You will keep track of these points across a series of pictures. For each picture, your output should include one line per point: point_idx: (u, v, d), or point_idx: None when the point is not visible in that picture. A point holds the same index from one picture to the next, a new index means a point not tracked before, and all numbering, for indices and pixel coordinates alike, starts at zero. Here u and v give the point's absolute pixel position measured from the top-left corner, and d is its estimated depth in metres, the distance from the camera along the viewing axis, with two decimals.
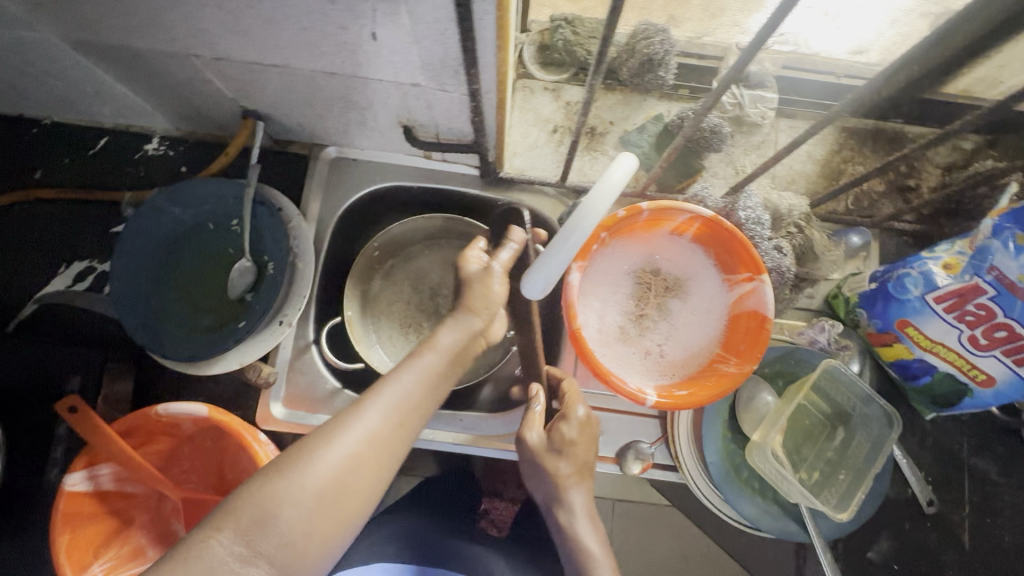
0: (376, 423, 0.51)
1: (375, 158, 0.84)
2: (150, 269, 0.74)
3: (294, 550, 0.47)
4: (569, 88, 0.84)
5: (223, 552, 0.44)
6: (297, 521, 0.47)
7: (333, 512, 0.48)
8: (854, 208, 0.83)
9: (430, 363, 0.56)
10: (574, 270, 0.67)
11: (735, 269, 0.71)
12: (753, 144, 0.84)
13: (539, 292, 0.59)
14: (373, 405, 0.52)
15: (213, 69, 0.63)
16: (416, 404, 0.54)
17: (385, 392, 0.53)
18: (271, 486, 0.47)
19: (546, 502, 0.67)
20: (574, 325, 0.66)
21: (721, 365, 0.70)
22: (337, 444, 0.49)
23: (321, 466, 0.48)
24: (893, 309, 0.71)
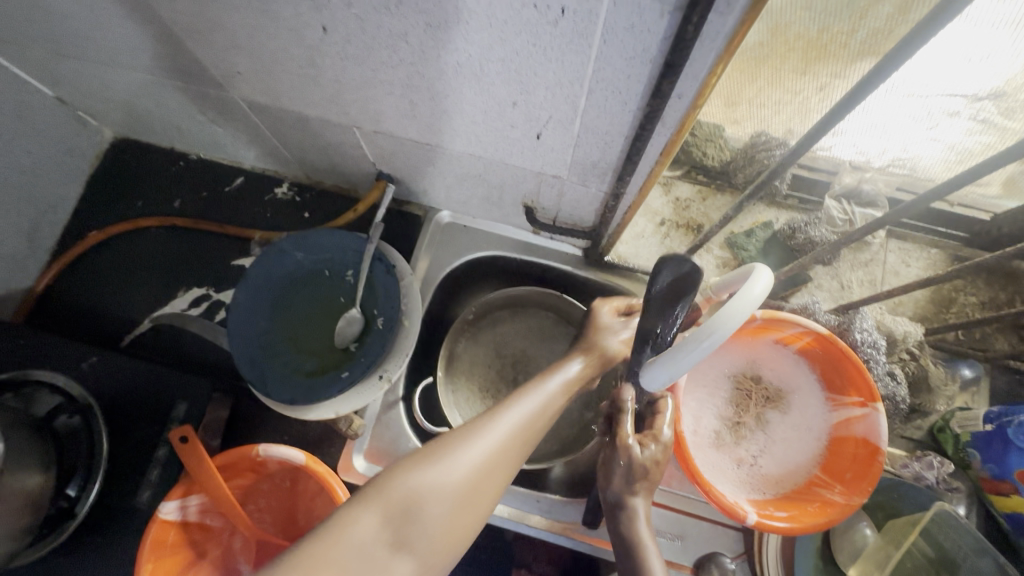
0: (505, 437, 0.54)
1: (484, 227, 0.87)
2: (268, 306, 0.78)
3: (434, 545, 0.46)
4: (680, 184, 0.86)
5: (371, 538, 0.44)
6: (441, 518, 0.47)
7: (466, 512, 0.49)
8: (965, 340, 0.80)
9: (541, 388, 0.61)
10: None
11: (844, 391, 0.69)
12: (861, 261, 0.83)
13: (659, 383, 0.59)
14: (502, 419, 0.55)
15: (369, 139, 0.68)
16: (536, 427, 0.57)
17: (511, 408, 0.57)
18: (418, 476, 0.48)
19: (609, 506, 0.64)
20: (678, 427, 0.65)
21: (823, 490, 0.67)
22: (470, 448, 0.51)
23: (459, 468, 0.50)
24: (1013, 456, 0.67)
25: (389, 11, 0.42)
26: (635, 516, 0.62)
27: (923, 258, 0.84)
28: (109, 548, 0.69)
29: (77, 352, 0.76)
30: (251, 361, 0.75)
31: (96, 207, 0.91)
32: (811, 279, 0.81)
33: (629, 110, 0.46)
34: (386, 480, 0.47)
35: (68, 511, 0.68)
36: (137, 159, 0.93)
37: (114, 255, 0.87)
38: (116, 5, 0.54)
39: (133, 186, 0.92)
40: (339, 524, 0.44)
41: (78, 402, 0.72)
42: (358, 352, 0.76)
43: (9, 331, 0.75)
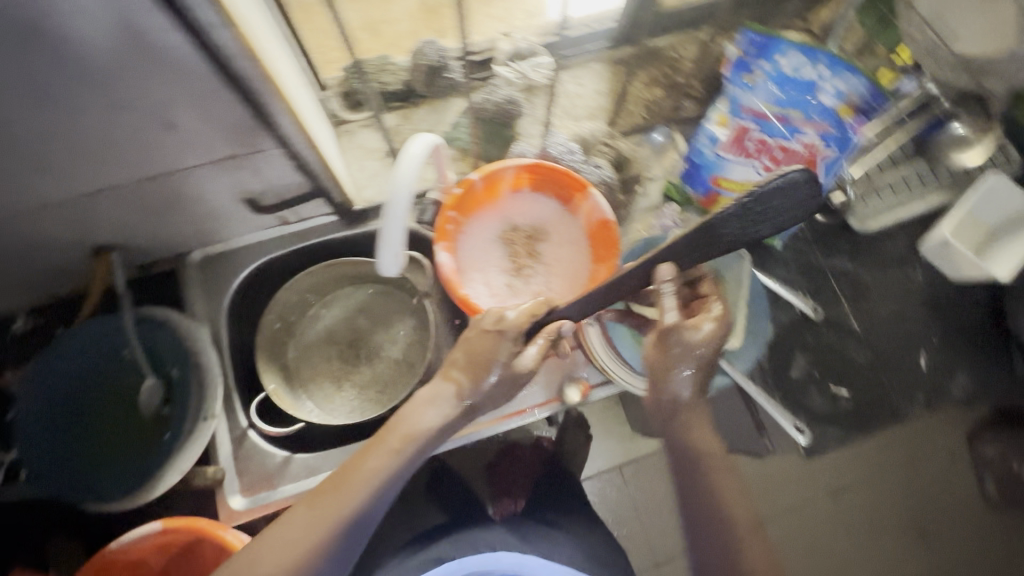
0: (318, 532, 0.58)
1: (240, 243, 0.89)
2: (61, 426, 0.75)
3: None
4: (383, 117, 0.95)
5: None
6: None
7: None
8: (648, 115, 0.98)
9: (376, 459, 0.62)
10: (441, 252, 0.77)
11: (571, 197, 0.83)
12: (550, 101, 0.98)
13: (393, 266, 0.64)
14: (319, 521, 0.59)
15: (44, 216, 0.67)
16: (360, 504, 0.60)
17: (335, 498, 0.60)
18: None
19: (662, 412, 0.67)
20: (459, 293, 0.74)
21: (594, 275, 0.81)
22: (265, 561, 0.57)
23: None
24: (704, 173, 0.85)
25: None
26: (693, 403, 0.66)
27: (590, 74, 1.00)
28: None
29: None
30: (72, 483, 0.72)
31: None
32: (520, 132, 0.94)
33: (200, 59, 0.51)
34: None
35: None
36: None
37: None
38: None
39: None
40: None
41: None
42: (172, 411, 0.75)
43: None
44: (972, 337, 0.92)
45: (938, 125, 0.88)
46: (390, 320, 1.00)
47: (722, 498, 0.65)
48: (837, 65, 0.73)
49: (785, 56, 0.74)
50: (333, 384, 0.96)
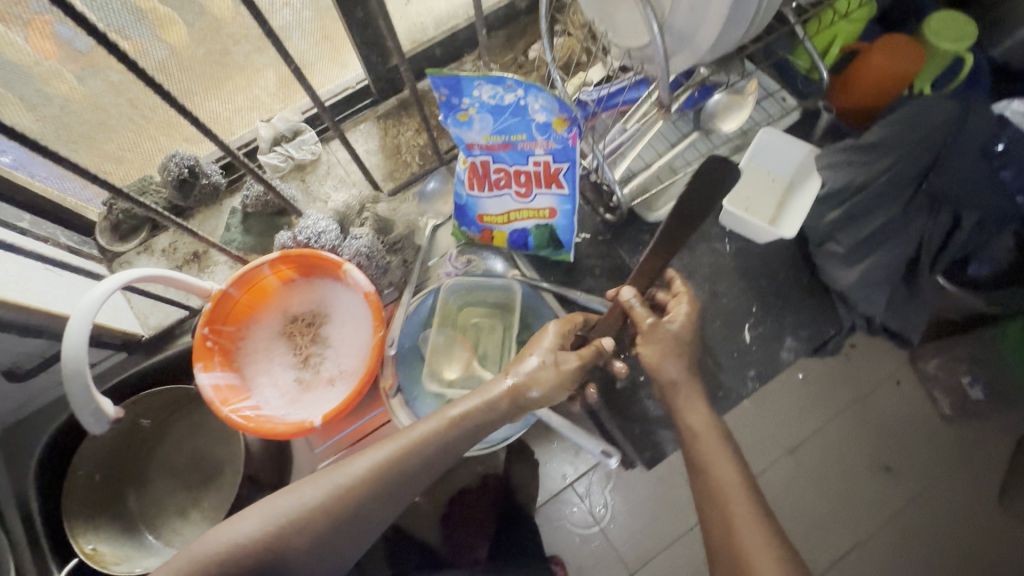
0: (349, 482, 0.59)
1: (34, 407, 0.86)
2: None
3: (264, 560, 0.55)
4: (158, 238, 0.93)
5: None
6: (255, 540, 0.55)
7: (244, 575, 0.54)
8: (424, 162, 0.97)
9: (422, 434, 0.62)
10: (202, 372, 0.74)
11: (336, 273, 0.80)
12: (324, 174, 0.97)
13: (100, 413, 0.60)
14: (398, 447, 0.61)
15: None
16: (402, 476, 0.60)
17: (424, 430, 0.62)
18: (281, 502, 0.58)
19: (665, 390, 0.67)
20: (224, 411, 0.72)
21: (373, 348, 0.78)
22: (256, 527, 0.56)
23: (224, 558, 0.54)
24: (468, 211, 0.84)
25: None
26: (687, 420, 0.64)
27: (360, 136, 0.99)
28: None
29: None
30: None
31: None
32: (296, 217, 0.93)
33: None
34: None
35: None
36: None
37: None
38: None
39: None
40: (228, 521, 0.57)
41: None
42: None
43: None
44: (797, 301, 0.89)
45: (706, 91, 0.88)
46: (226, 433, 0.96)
47: (731, 486, 0.57)
48: (529, 86, 0.68)
49: (477, 90, 0.70)
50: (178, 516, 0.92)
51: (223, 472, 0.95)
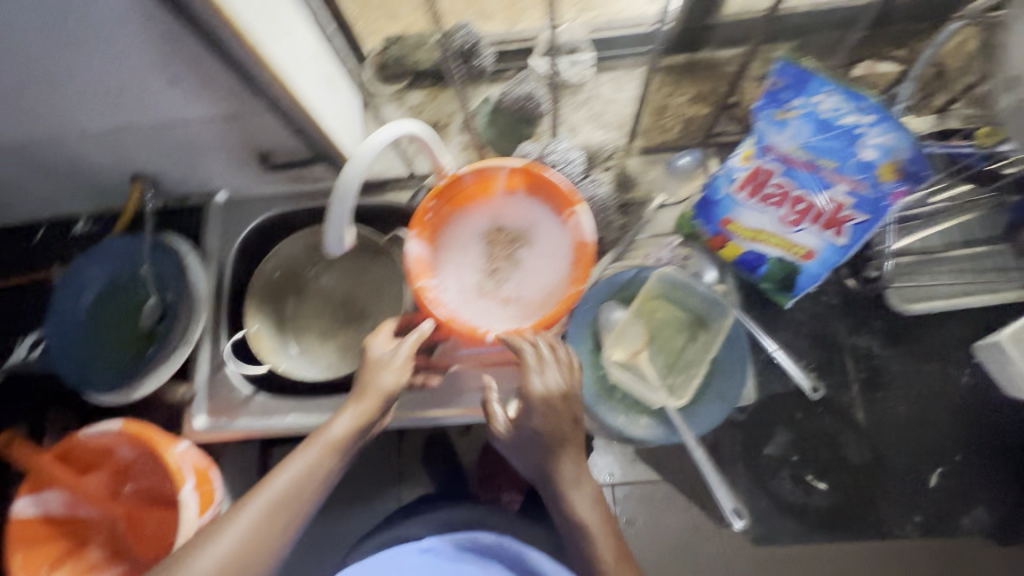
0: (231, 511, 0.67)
1: (258, 192, 0.96)
2: (75, 311, 0.87)
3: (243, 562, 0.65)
4: (411, 94, 0.96)
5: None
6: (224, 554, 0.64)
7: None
8: (683, 135, 0.90)
9: (314, 464, 0.70)
10: (410, 241, 0.78)
11: (561, 209, 0.79)
12: (581, 102, 0.93)
13: (344, 242, 0.64)
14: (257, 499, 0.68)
15: (85, 142, 0.77)
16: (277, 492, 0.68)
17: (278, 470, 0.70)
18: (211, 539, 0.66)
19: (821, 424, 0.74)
20: (415, 283, 0.76)
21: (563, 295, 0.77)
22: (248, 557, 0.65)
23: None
24: (717, 210, 0.75)
25: None
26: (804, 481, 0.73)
27: (632, 80, 0.93)
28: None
29: None
30: (81, 371, 0.84)
31: None
32: (537, 132, 0.90)
33: (186, 28, 0.56)
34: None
35: None
36: None
37: None
38: None
39: None
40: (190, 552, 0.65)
41: None
42: (164, 331, 0.84)
43: None
44: (1005, 475, 0.76)
45: None
46: (383, 293, 1.04)
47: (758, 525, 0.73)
48: (880, 118, 0.64)
49: (820, 97, 0.66)
50: (319, 338, 1.02)
51: (365, 322, 1.02)
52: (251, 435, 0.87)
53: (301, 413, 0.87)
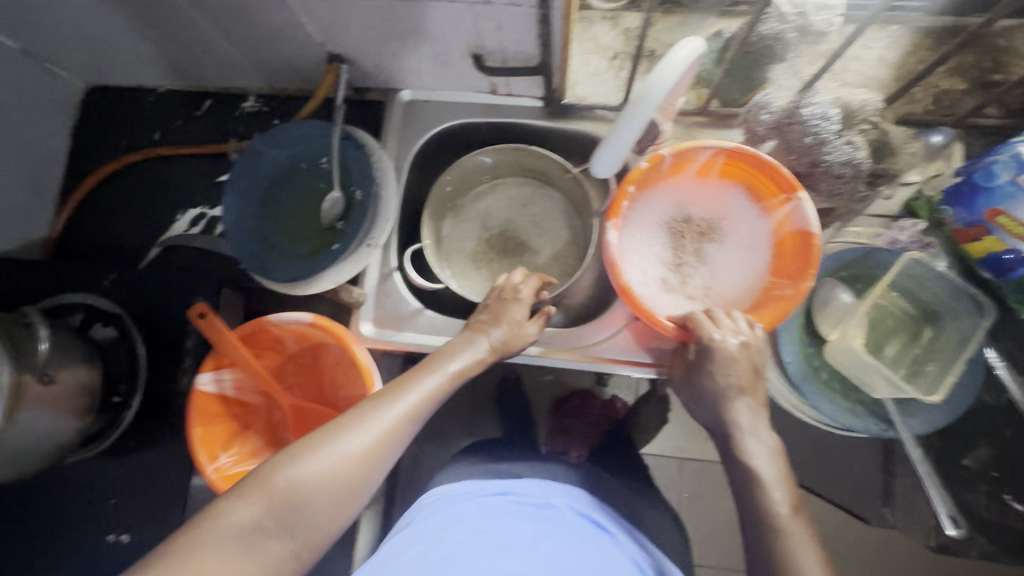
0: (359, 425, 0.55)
1: (443, 98, 0.89)
2: (255, 194, 0.83)
3: (357, 480, 0.54)
4: (627, 14, 0.87)
5: (256, 517, 0.49)
6: (345, 462, 0.53)
7: (341, 492, 0.53)
8: (934, 108, 0.80)
9: (439, 388, 0.62)
10: (611, 230, 0.71)
11: (771, 197, 0.74)
12: (820, 53, 0.83)
13: (608, 167, 0.62)
14: (388, 405, 0.58)
15: (306, 11, 0.70)
16: (410, 413, 0.58)
17: (400, 386, 0.60)
18: (342, 440, 0.54)
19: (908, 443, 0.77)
20: (621, 279, 0.69)
21: (778, 290, 0.72)
22: (373, 460, 0.55)
23: (356, 488, 0.54)
24: (980, 199, 0.68)
25: None
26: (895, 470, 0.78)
27: (883, 36, 0.83)
28: (155, 437, 0.78)
29: (99, 274, 0.84)
30: (257, 256, 0.80)
31: (87, 154, 0.98)
32: (769, 79, 0.81)
33: None
34: (251, 543, 0.48)
35: (122, 405, 0.77)
36: (110, 103, 0.98)
37: (112, 192, 0.95)
38: None
39: (114, 128, 0.98)
40: (307, 446, 0.53)
41: (107, 313, 0.80)
42: (348, 227, 0.80)
43: (40, 266, 0.85)
44: None
45: None
46: (544, 227, 0.98)
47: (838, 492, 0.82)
48: None
49: None
50: (472, 263, 0.96)
51: (522, 256, 0.97)
52: (410, 351, 0.84)
53: None
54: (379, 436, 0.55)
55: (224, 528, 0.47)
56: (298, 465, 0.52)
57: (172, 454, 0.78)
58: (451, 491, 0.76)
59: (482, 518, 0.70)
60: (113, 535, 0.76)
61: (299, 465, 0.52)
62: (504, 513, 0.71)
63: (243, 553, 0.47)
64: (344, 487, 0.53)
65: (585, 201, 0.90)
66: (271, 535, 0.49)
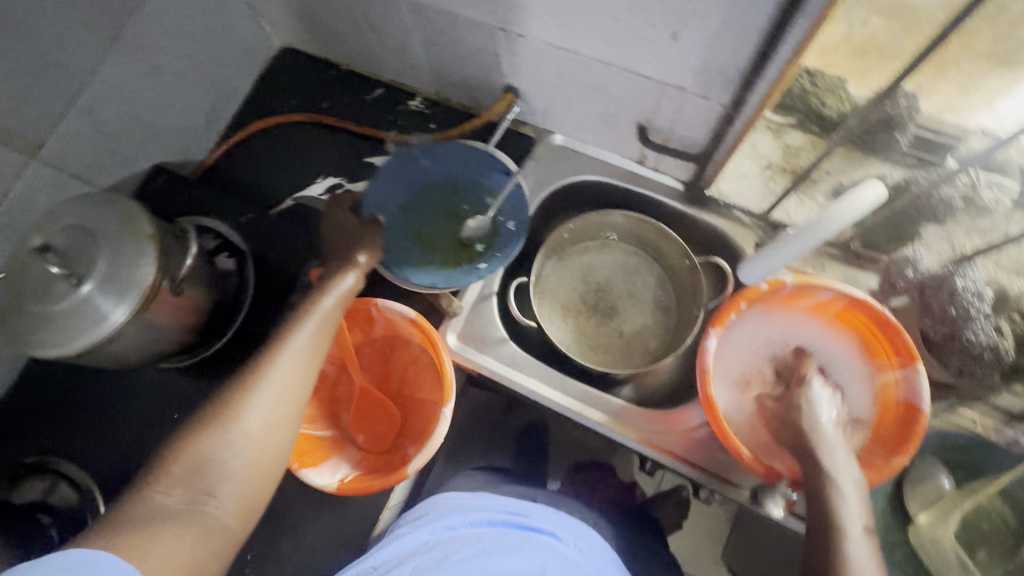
0: (258, 404, 0.53)
1: (591, 152, 0.93)
2: (390, 198, 0.83)
3: (270, 446, 0.52)
4: (792, 131, 0.88)
5: (175, 496, 0.47)
6: (247, 434, 0.51)
7: (259, 465, 0.51)
8: None
9: (312, 339, 0.58)
10: (710, 336, 0.70)
11: (882, 357, 0.71)
12: (980, 227, 0.81)
13: (756, 277, 0.68)
14: (280, 366, 0.55)
15: (509, 44, 0.76)
16: (302, 369, 0.56)
17: (286, 344, 0.57)
18: (239, 418, 0.51)
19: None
20: (707, 391, 0.68)
21: (869, 455, 0.68)
22: (276, 409, 0.53)
23: (267, 441, 0.52)
24: None
25: None
26: None
27: None
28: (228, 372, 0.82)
29: (236, 209, 0.91)
30: (391, 258, 0.80)
31: (257, 100, 1.07)
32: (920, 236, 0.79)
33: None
34: (183, 518, 0.46)
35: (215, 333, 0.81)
36: (292, 64, 1.08)
37: (268, 140, 1.03)
38: None
39: (289, 86, 1.07)
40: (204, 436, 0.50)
41: (234, 246, 0.86)
42: (487, 251, 0.82)
43: (190, 185, 0.93)
44: None
45: None
46: (640, 298, 0.98)
47: None
48: None
49: None
50: (560, 313, 0.97)
51: (611, 320, 0.97)
52: (484, 375, 0.85)
53: (545, 383, 0.84)
54: (276, 383, 0.54)
55: (148, 512, 0.45)
56: (199, 443, 0.49)
57: None
58: (470, 500, 0.76)
59: (487, 533, 0.67)
60: None
61: (206, 448, 0.49)
62: (511, 531, 0.69)
63: (167, 526, 0.45)
64: (258, 457, 0.51)
65: (694, 290, 0.89)
66: (194, 503, 0.47)
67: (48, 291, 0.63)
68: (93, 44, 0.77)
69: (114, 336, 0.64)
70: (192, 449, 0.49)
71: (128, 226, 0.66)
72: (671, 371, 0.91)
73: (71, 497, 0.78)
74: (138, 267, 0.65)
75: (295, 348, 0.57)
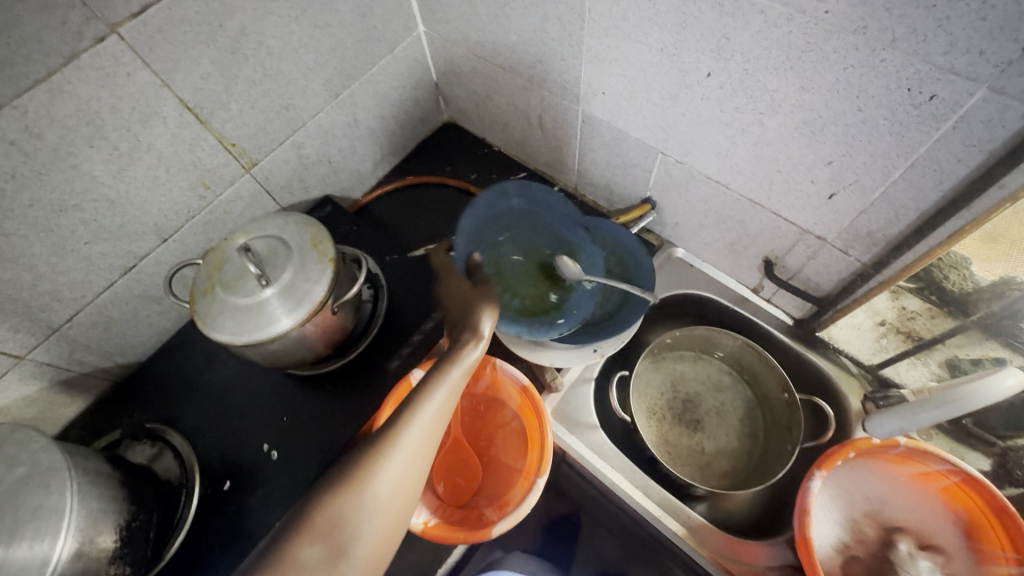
0: (391, 469, 0.56)
1: (707, 270, 0.99)
2: (486, 237, 0.87)
3: (394, 510, 0.56)
4: None
5: (318, 553, 0.51)
6: (378, 498, 0.54)
7: (384, 530, 0.55)
8: None
9: (442, 403, 0.61)
10: (816, 477, 0.71)
11: (992, 549, 0.67)
12: None
13: (884, 432, 0.71)
14: (412, 432, 0.58)
15: (665, 167, 0.86)
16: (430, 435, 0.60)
17: (419, 407, 0.60)
18: (373, 483, 0.54)
19: None
20: (805, 533, 0.68)
21: None
22: (404, 473, 0.57)
23: (394, 505, 0.56)
24: None
25: (778, 70, 0.59)
26: None
27: None
28: (338, 390, 0.89)
29: (382, 248, 1.03)
30: None
31: (415, 159, 1.23)
32: None
33: (937, 188, 0.58)
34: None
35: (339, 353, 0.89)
36: (453, 137, 1.24)
37: (416, 194, 1.17)
38: (561, 41, 0.80)
39: (445, 154, 1.23)
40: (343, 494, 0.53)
41: (374, 278, 0.96)
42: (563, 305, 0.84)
43: (348, 219, 1.06)
44: None
45: None
46: (728, 419, 0.98)
47: None
48: None
49: None
50: (646, 412, 0.98)
51: (695, 433, 0.97)
52: (570, 457, 0.88)
53: (629, 480, 0.85)
54: (408, 450, 0.57)
55: (297, 566, 0.49)
56: (338, 502, 0.53)
57: (344, 412, 0.87)
58: None
59: None
60: (267, 447, 0.86)
61: (344, 508, 0.53)
62: None
63: None
64: (385, 520, 0.55)
65: (789, 425, 0.90)
66: (331, 561, 0.51)
67: (238, 285, 0.74)
68: (322, 97, 0.93)
69: (277, 337, 0.72)
70: (331, 508, 0.52)
71: (316, 247, 0.77)
72: (751, 501, 0.90)
73: (173, 467, 0.84)
74: (315, 283, 0.74)
75: (426, 416, 0.60)
